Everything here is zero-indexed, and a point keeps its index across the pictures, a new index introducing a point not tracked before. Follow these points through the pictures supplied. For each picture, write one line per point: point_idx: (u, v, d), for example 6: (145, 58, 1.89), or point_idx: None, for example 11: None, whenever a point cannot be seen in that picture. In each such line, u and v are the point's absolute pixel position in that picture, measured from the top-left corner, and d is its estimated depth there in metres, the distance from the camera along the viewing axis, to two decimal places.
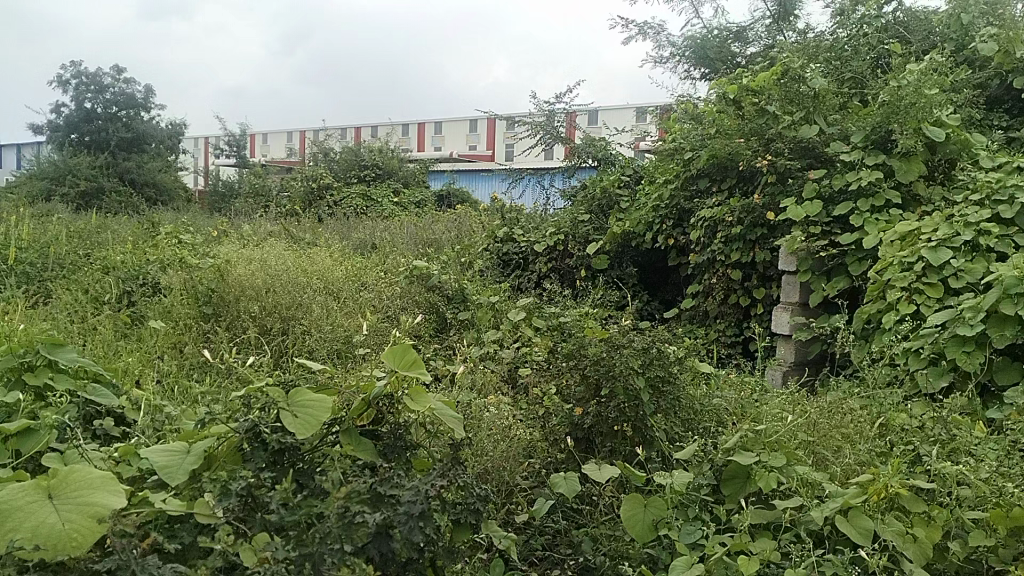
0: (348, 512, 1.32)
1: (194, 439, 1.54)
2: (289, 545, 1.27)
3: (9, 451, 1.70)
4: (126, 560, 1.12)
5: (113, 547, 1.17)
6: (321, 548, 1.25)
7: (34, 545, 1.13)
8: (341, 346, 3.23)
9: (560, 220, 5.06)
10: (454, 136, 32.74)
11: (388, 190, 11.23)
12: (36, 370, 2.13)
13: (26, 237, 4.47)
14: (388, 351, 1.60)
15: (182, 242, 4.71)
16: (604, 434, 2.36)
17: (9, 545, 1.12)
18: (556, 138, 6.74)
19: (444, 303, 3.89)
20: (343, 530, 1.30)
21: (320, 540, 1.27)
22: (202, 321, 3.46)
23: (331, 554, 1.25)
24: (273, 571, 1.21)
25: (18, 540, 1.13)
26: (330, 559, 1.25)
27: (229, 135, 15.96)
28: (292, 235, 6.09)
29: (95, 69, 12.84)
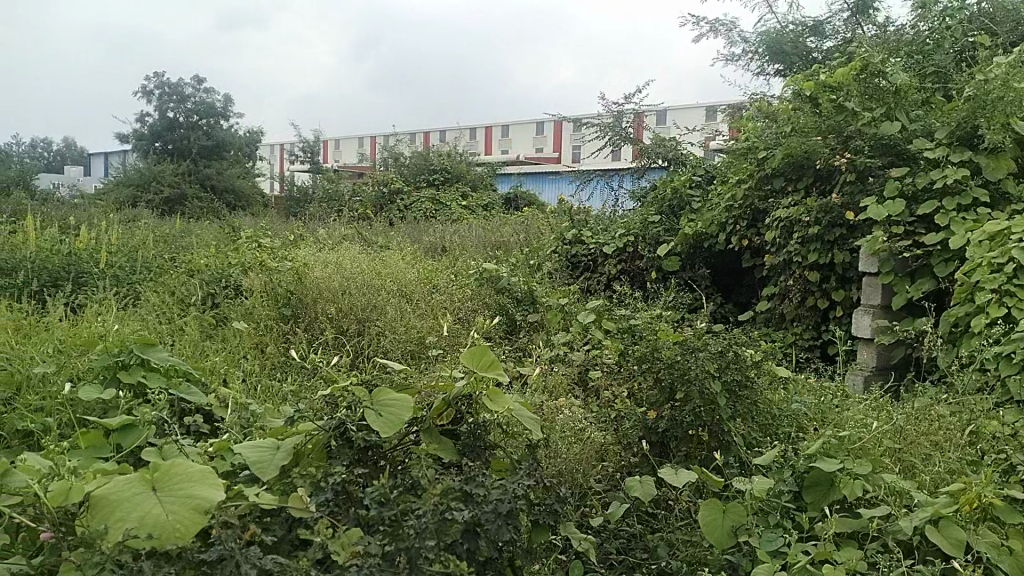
0: (441, 509, 1.33)
1: (283, 437, 1.59)
2: (382, 540, 1.30)
3: (110, 444, 1.79)
4: (231, 551, 1.17)
5: (216, 538, 1.21)
6: (418, 543, 1.26)
7: (146, 534, 1.18)
8: (414, 347, 3.28)
9: (630, 222, 5.02)
10: (521, 139, 32.85)
11: (457, 194, 11.34)
12: (130, 369, 2.24)
13: (116, 242, 4.69)
14: (468, 351, 1.64)
15: (261, 246, 4.86)
16: (678, 438, 2.32)
17: (123, 534, 1.17)
18: (625, 139, 6.70)
19: (514, 306, 3.92)
20: (437, 526, 1.30)
21: (416, 535, 1.28)
22: (281, 322, 3.56)
23: (427, 551, 1.26)
24: (369, 566, 1.25)
25: (131, 529, 1.18)
26: (426, 555, 1.26)
27: (303, 142, 16.39)
28: (364, 239, 6.22)
29: (177, 79, 13.39)
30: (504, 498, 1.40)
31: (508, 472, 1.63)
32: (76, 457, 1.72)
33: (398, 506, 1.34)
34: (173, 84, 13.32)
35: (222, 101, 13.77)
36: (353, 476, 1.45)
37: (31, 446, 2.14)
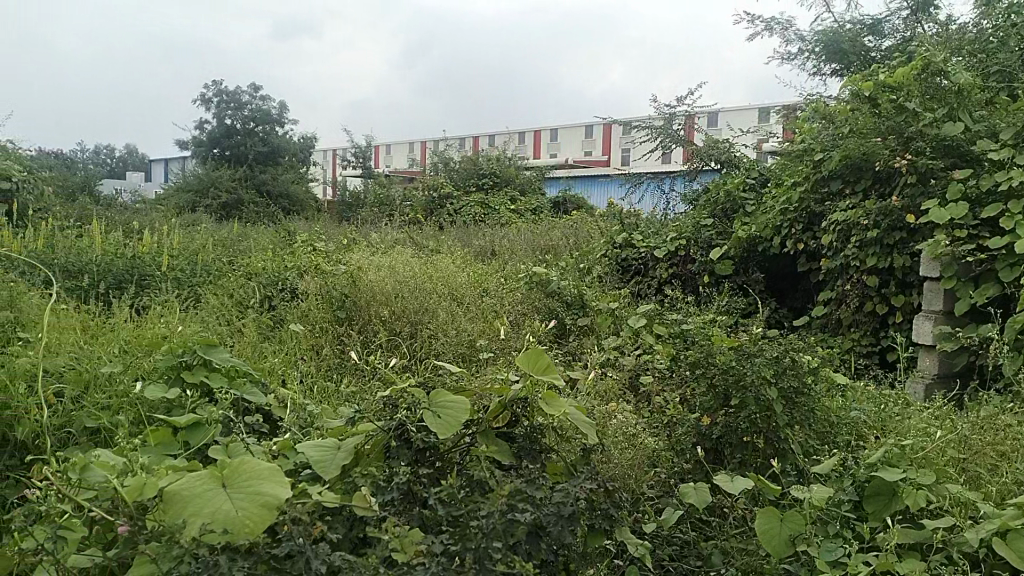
0: (508, 510, 1.34)
1: (345, 437, 1.62)
2: (447, 539, 1.31)
3: (179, 441, 1.87)
4: (303, 545, 1.20)
5: (286, 534, 1.24)
6: (485, 543, 1.27)
7: (222, 529, 1.20)
8: (465, 350, 3.31)
9: (682, 225, 4.98)
10: (569, 142, 32.81)
11: (506, 198, 11.38)
12: (193, 369, 2.31)
13: (177, 246, 4.83)
14: (523, 355, 1.66)
15: (316, 250, 4.96)
16: (733, 445, 2.29)
17: (200, 529, 1.19)
18: (677, 142, 6.64)
19: (564, 309, 3.92)
20: (504, 527, 1.31)
21: (484, 535, 1.29)
22: (336, 324, 3.63)
23: (496, 550, 1.27)
24: (430, 564, 1.25)
25: (206, 524, 1.21)
26: (495, 555, 1.27)
27: (355, 148, 16.65)
28: (415, 242, 6.28)
29: (235, 87, 13.74)
30: (564, 500, 1.43)
31: (563, 476, 1.63)
32: (149, 453, 1.77)
33: (463, 510, 1.37)
34: (230, 92, 13.66)
35: (277, 108, 14.09)
36: (411, 477, 1.46)
37: (100, 442, 2.21)
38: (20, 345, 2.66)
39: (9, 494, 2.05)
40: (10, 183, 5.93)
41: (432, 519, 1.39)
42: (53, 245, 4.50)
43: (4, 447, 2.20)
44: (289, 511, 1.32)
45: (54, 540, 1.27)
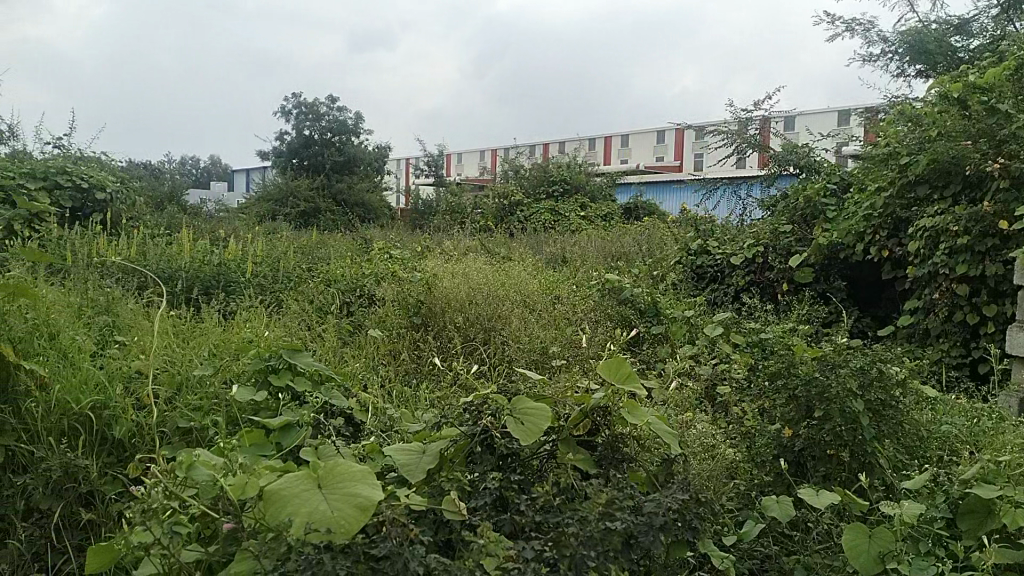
0: (602, 518, 1.37)
1: (428, 441, 1.64)
2: (540, 547, 1.33)
3: (271, 443, 1.95)
4: (400, 549, 1.22)
5: (385, 535, 1.26)
6: (581, 550, 1.31)
7: (326, 529, 1.23)
8: (539, 357, 3.32)
9: (759, 232, 4.88)
10: (640, 148, 32.57)
11: (577, 205, 11.37)
12: (279, 372, 2.39)
13: (260, 253, 5.01)
14: (605, 364, 1.66)
15: (392, 257, 5.06)
16: (816, 458, 2.22)
17: (305, 529, 1.22)
18: (753, 147, 6.52)
19: (637, 317, 3.89)
20: (601, 536, 1.34)
21: (579, 543, 1.32)
22: (412, 330, 3.69)
23: (589, 559, 1.30)
24: (527, 569, 1.28)
25: (311, 524, 1.24)
26: (588, 564, 1.30)
27: (428, 157, 16.92)
28: (487, 250, 6.34)
29: (313, 99, 14.14)
30: (656, 510, 1.42)
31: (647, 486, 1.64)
32: (245, 452, 1.85)
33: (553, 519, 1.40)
34: (309, 103, 14.05)
35: (354, 118, 14.43)
36: (499, 482, 1.49)
37: (192, 442, 2.31)
38: (117, 348, 2.80)
39: (108, 489, 2.16)
40: (105, 194, 6.24)
41: (523, 524, 1.41)
42: (145, 252, 4.72)
43: (104, 444, 2.31)
44: (387, 513, 1.31)
45: (169, 536, 1.35)
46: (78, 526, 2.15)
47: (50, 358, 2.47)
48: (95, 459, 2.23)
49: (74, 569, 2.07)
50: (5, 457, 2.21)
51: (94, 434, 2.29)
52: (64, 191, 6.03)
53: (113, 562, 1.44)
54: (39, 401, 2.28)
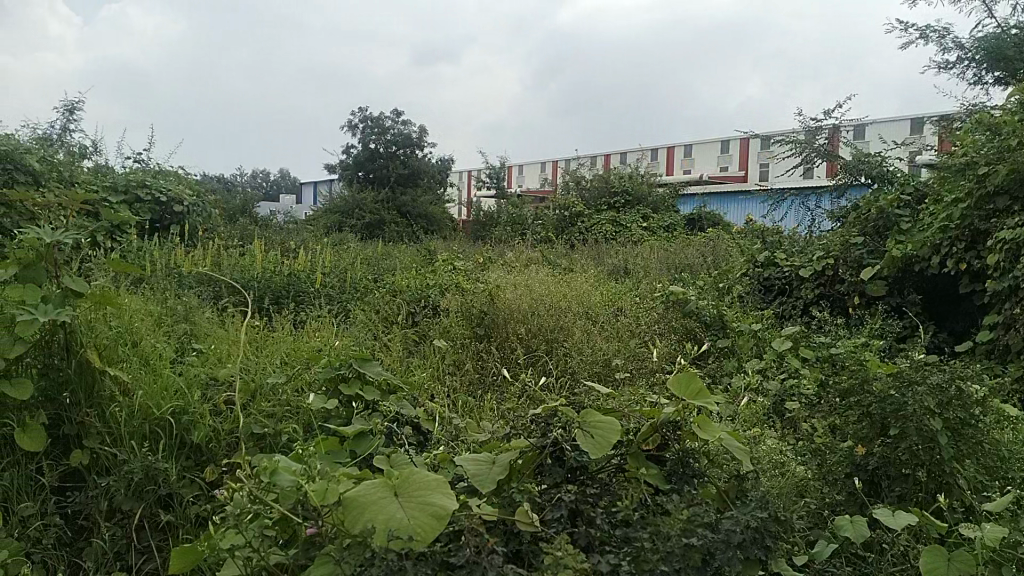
0: (683, 533, 1.37)
1: (497, 451, 1.67)
2: (622, 561, 1.35)
3: (347, 450, 2.01)
4: (477, 558, 1.26)
5: (464, 543, 1.30)
6: (661, 565, 1.32)
7: (408, 536, 1.26)
8: (602, 369, 3.32)
9: (829, 243, 4.79)
10: (703, 159, 32.20)
11: (638, 216, 11.31)
12: (349, 381, 2.47)
13: (328, 264, 5.14)
14: (674, 379, 1.66)
15: (456, 269, 5.13)
16: (891, 477, 2.17)
17: (389, 535, 1.24)
18: (822, 157, 6.38)
19: (702, 330, 3.85)
20: (680, 553, 1.34)
21: (664, 557, 1.33)
22: (476, 340, 3.73)
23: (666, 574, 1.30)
24: None
25: (394, 530, 1.26)
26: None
27: (489, 169, 17.08)
28: (549, 261, 6.36)
29: (379, 113, 14.42)
30: (733, 528, 1.41)
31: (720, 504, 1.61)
32: (321, 459, 1.90)
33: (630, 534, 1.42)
34: (374, 117, 14.33)
35: (418, 131, 14.65)
36: (573, 494, 1.49)
37: (265, 447, 2.38)
38: (195, 356, 2.91)
39: (186, 492, 2.24)
40: (182, 206, 6.50)
41: (597, 537, 1.44)
42: (220, 263, 4.88)
43: (182, 449, 2.41)
44: (465, 521, 1.35)
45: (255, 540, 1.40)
46: (157, 527, 2.23)
47: (132, 364, 2.58)
48: (173, 462, 2.32)
49: (154, 568, 2.15)
50: (90, 458, 2.31)
51: (173, 438, 2.39)
52: (144, 203, 6.30)
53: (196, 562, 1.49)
54: (123, 405, 2.39)
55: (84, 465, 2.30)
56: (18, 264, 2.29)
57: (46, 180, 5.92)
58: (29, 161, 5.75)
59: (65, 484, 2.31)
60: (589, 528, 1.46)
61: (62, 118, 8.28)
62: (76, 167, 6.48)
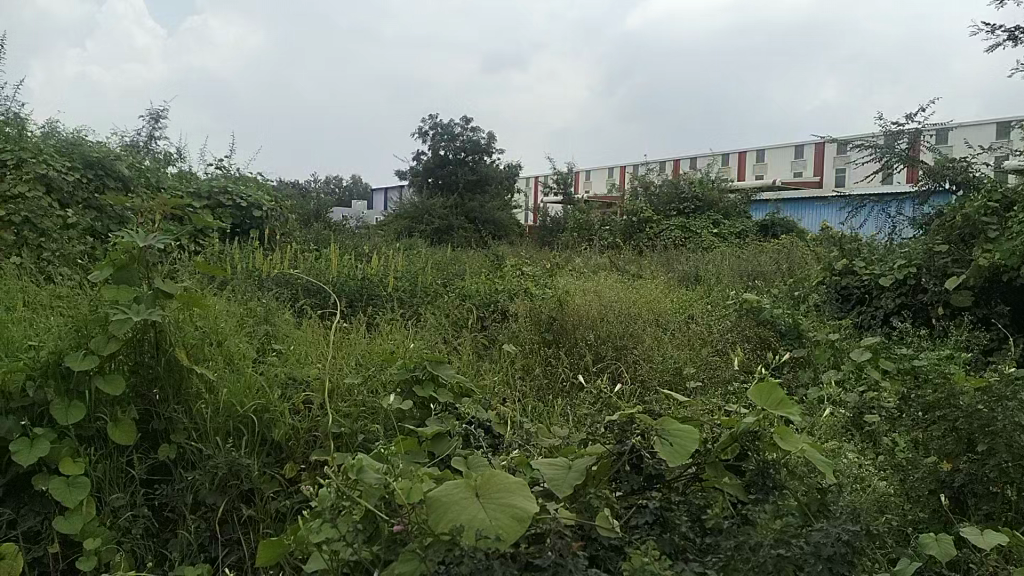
0: (772, 546, 1.34)
1: (574, 456, 1.69)
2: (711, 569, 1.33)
3: (425, 451, 2.06)
4: (562, 560, 1.26)
5: (550, 547, 1.31)
6: None
7: (496, 536, 1.28)
8: (673, 377, 3.29)
9: (911, 252, 4.64)
10: (776, 164, 31.53)
11: (709, 222, 11.16)
12: (423, 383, 2.53)
13: (401, 267, 5.24)
14: (755, 388, 1.65)
15: (526, 275, 5.16)
16: (978, 495, 2.09)
17: (478, 534, 1.26)
18: (902, 162, 6.18)
19: (777, 339, 3.78)
20: (769, 566, 1.32)
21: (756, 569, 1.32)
22: (545, 346, 3.74)
23: None
24: None
25: (482, 530, 1.28)
26: None
27: (557, 174, 17.11)
28: (617, 267, 6.34)
29: (448, 120, 14.62)
30: (824, 540, 1.37)
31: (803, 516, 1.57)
32: (402, 459, 1.96)
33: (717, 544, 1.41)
34: (444, 124, 14.54)
35: (487, 138, 14.79)
36: (656, 504, 1.49)
37: (341, 445, 2.45)
38: (275, 356, 3.01)
39: (267, 488, 2.33)
40: (261, 212, 6.73)
41: (683, 545, 1.43)
42: (297, 266, 5.03)
43: (264, 446, 2.50)
44: (551, 522, 1.37)
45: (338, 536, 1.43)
46: (239, 521, 2.32)
47: (217, 363, 2.68)
48: (254, 459, 2.41)
49: (237, 561, 2.23)
50: (177, 453, 2.41)
51: (253, 435, 2.49)
52: (226, 209, 6.54)
53: (283, 555, 1.55)
54: (208, 402, 2.48)
55: (171, 459, 2.41)
56: (112, 267, 2.41)
57: (135, 186, 6.21)
58: (120, 167, 6.05)
59: (153, 477, 2.42)
60: (675, 536, 1.45)
61: (149, 126, 8.67)
62: (162, 173, 6.77)
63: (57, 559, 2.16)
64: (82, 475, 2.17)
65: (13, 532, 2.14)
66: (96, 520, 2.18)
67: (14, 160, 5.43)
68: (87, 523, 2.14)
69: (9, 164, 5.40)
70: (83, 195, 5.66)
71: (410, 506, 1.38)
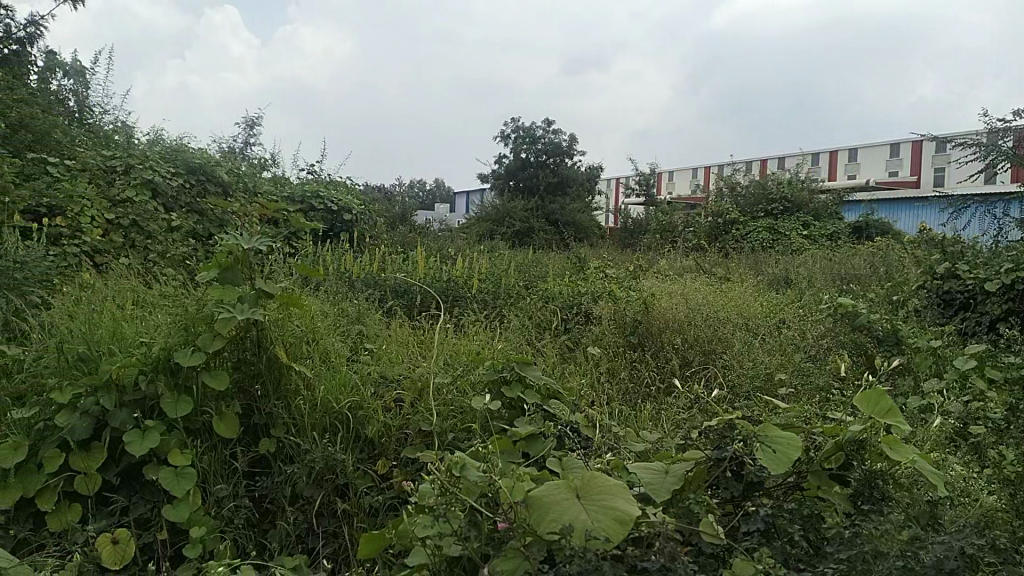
0: (894, 557, 1.32)
1: (671, 460, 1.67)
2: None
3: (520, 452, 2.10)
4: (672, 565, 1.27)
5: (656, 553, 1.32)
6: None
7: (605, 537, 1.29)
8: (764, 382, 3.20)
9: (1020, 255, 4.39)
10: (869, 163, 30.36)
11: (799, 223, 10.85)
12: (510, 384, 2.55)
13: (485, 269, 5.30)
14: (861, 397, 1.61)
15: (609, 278, 5.14)
16: None
17: (586, 535, 1.28)
18: (1010, 160, 5.86)
19: (874, 346, 3.59)
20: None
21: None
22: (630, 349, 3.71)
23: None
24: None
25: (591, 531, 1.30)
26: None
27: (640, 175, 16.94)
28: (703, 269, 6.25)
29: (530, 123, 14.70)
30: (946, 555, 1.33)
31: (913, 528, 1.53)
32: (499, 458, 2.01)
33: (830, 552, 1.39)
34: (526, 127, 14.62)
35: (568, 140, 14.78)
36: (760, 511, 1.47)
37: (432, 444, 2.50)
38: (366, 355, 3.09)
39: (361, 484, 2.40)
40: (351, 215, 6.93)
41: (792, 553, 1.42)
42: (385, 267, 5.16)
43: (357, 442, 2.57)
44: (661, 526, 1.39)
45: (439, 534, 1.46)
46: (334, 514, 2.39)
47: (313, 361, 2.78)
48: (349, 454, 2.48)
49: (337, 552, 2.31)
50: (276, 447, 2.50)
51: (348, 431, 2.57)
52: (317, 212, 6.76)
53: (381, 549, 1.60)
54: (306, 399, 2.58)
55: (270, 452, 2.51)
56: (217, 268, 2.52)
57: (234, 191, 6.49)
58: (220, 173, 6.33)
59: (254, 470, 2.52)
60: (786, 544, 1.44)
61: (244, 133, 9.06)
62: (257, 177, 7.05)
63: (165, 546, 2.27)
64: (189, 466, 2.29)
65: (125, 518, 2.27)
66: (202, 509, 2.29)
67: (124, 166, 5.76)
68: (193, 512, 2.25)
69: (119, 170, 5.73)
70: (186, 199, 5.94)
71: (507, 505, 1.38)
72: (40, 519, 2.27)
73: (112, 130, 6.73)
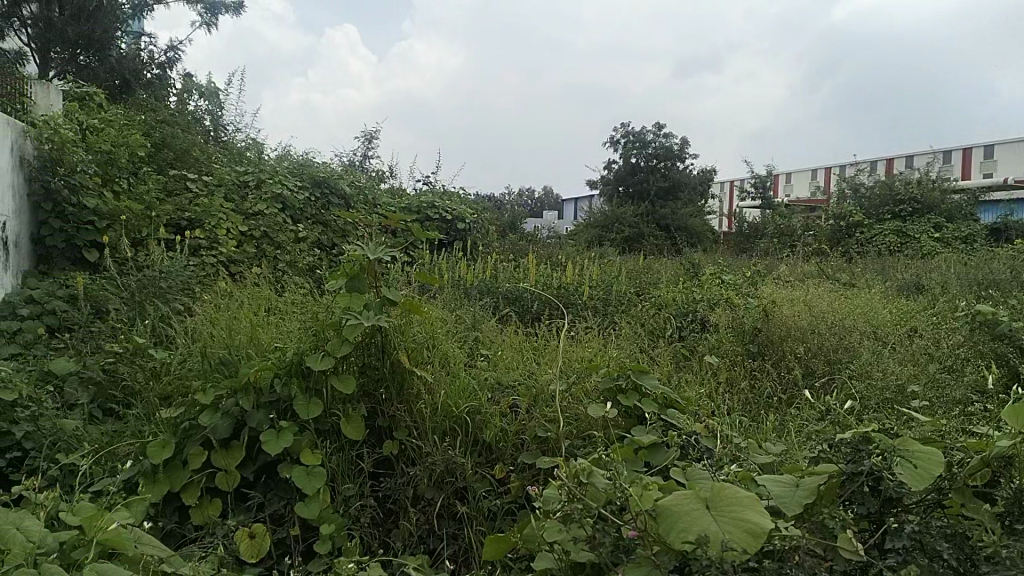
0: None
1: (801, 473, 1.63)
2: None
3: (641, 461, 2.13)
4: None
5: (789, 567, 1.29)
6: None
7: (741, 549, 1.27)
8: (894, 395, 3.03)
9: None
10: (1007, 159, 28.29)
11: (929, 225, 10.26)
12: (627, 392, 2.56)
13: (597, 276, 5.30)
14: (1012, 410, 1.50)
15: (725, 284, 5.03)
16: None
17: (722, 545, 1.26)
18: None
19: (1016, 356, 3.28)
20: None
21: None
22: (749, 358, 3.62)
23: None
24: None
25: (726, 542, 1.28)
26: None
27: (755, 177, 16.46)
28: (826, 274, 6.01)
29: (641, 128, 14.56)
30: None
31: None
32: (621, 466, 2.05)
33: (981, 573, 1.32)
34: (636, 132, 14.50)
35: (680, 143, 14.54)
36: (900, 527, 1.42)
37: (549, 450, 2.53)
38: (483, 362, 3.16)
39: (480, 487, 2.45)
40: (465, 224, 7.09)
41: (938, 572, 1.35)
42: (499, 274, 5.25)
43: (477, 446, 2.64)
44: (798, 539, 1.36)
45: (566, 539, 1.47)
46: (454, 517, 2.46)
47: (433, 366, 2.87)
48: (468, 458, 2.54)
49: (460, 552, 2.37)
50: (399, 450, 2.59)
51: (469, 435, 2.64)
52: (432, 221, 6.95)
53: (505, 552, 1.62)
54: (427, 403, 2.66)
55: (393, 454, 2.60)
56: (345, 276, 2.65)
57: (355, 202, 6.74)
58: (341, 185, 6.63)
59: (378, 471, 2.62)
60: (932, 563, 1.37)
61: (363, 146, 9.43)
62: (376, 188, 7.32)
63: (297, 541, 2.39)
64: (319, 465, 2.40)
65: (262, 514, 2.41)
66: (331, 507, 2.40)
67: (256, 181, 6.08)
68: (323, 509, 2.36)
69: (251, 184, 6.08)
70: (312, 212, 6.25)
71: (634, 513, 1.39)
72: (184, 512, 2.44)
73: (243, 146, 7.16)
